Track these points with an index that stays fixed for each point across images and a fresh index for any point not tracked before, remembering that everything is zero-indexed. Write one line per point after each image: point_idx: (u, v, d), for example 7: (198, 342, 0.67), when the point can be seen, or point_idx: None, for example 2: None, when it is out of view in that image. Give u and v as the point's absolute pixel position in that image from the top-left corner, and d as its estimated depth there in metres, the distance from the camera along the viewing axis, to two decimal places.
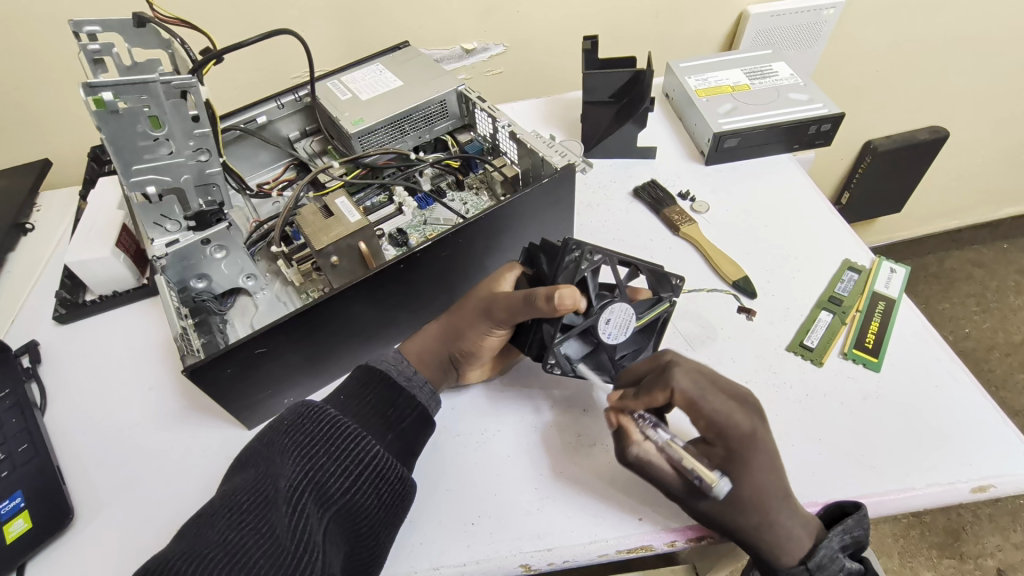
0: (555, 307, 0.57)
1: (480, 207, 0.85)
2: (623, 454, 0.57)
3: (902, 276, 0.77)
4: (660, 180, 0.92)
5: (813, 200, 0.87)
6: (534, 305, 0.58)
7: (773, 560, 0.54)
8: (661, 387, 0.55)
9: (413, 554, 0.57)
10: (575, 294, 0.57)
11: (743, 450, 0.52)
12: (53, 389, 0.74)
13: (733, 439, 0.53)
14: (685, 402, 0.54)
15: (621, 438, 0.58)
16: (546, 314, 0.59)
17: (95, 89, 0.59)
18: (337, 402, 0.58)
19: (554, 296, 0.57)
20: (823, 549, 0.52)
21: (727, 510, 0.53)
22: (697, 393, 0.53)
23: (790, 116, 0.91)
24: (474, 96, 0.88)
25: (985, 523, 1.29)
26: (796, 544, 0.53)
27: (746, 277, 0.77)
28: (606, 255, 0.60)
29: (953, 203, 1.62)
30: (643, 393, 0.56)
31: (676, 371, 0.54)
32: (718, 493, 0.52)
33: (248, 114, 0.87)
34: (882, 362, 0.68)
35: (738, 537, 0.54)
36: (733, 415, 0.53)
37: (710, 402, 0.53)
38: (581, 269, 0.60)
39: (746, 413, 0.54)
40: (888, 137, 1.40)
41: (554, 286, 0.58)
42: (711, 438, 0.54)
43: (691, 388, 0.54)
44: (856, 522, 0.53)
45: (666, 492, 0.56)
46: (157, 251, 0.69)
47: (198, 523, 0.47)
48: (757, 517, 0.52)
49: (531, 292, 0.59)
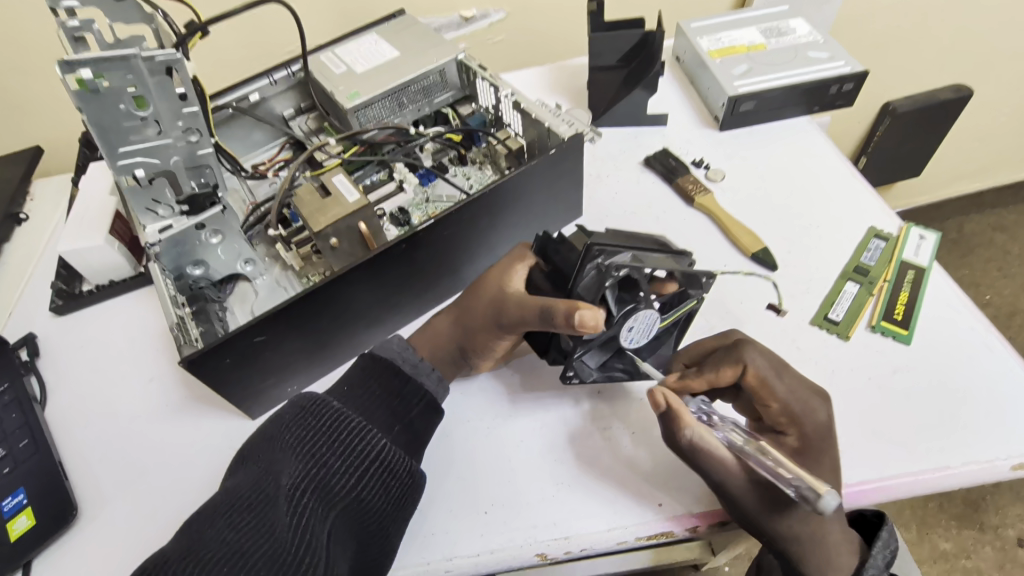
0: (575, 328, 0.53)
1: (484, 182, 0.81)
2: (677, 437, 0.53)
3: (932, 243, 0.74)
4: (673, 149, 0.87)
5: (835, 165, 0.83)
6: (553, 322, 0.54)
7: None
8: (732, 362, 0.54)
9: (425, 545, 0.55)
10: (597, 315, 0.52)
11: (817, 441, 0.53)
12: (52, 383, 0.72)
13: (807, 428, 0.54)
14: (758, 381, 0.54)
15: (672, 421, 0.54)
16: (564, 331, 0.55)
17: (72, 66, 0.55)
18: (341, 393, 0.56)
19: (573, 318, 0.52)
20: (870, 567, 0.52)
21: (780, 515, 0.51)
22: (773, 373, 0.54)
23: (810, 76, 0.86)
24: (475, 64, 0.83)
25: (1007, 494, 1.26)
26: (843, 558, 0.52)
27: (766, 249, 0.74)
28: (630, 263, 0.54)
29: (976, 165, 1.55)
30: (709, 371, 0.56)
31: (752, 349, 0.55)
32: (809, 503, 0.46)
33: (239, 91, 0.83)
34: (913, 334, 0.65)
35: (786, 548, 0.52)
36: (810, 399, 0.54)
37: (784, 382, 0.54)
38: (605, 284, 0.54)
39: (820, 403, 0.55)
40: (908, 98, 1.33)
41: (574, 303, 0.53)
42: (783, 424, 0.55)
43: (766, 369, 0.54)
44: (888, 535, 0.54)
45: (723, 486, 0.52)
46: (150, 237, 0.66)
47: (197, 521, 0.45)
48: (811, 523, 0.51)
49: (550, 307, 0.55)
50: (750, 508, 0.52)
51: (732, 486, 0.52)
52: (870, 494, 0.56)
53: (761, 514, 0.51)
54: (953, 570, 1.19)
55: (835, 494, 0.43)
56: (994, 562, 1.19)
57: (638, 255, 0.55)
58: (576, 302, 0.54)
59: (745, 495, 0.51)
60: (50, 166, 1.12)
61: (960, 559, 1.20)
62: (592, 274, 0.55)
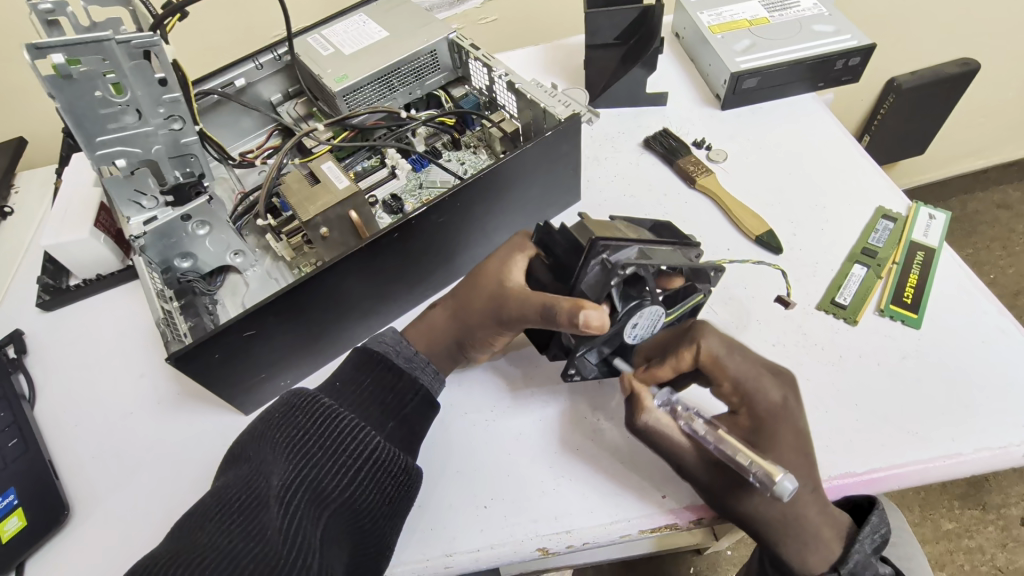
0: (579, 327, 0.51)
1: (478, 166, 0.79)
2: (633, 422, 0.54)
3: (940, 224, 0.72)
4: (673, 129, 0.84)
5: (841, 142, 0.81)
6: (556, 320, 0.52)
7: (797, 564, 0.51)
8: (687, 344, 0.54)
9: (424, 541, 0.54)
10: (602, 315, 0.51)
11: (772, 420, 0.51)
12: (41, 380, 0.70)
13: (760, 407, 0.51)
14: (711, 361, 0.53)
15: (632, 406, 0.55)
16: (567, 330, 0.53)
17: (43, 51, 0.52)
18: (332, 389, 0.55)
19: (578, 317, 0.51)
20: (856, 555, 0.50)
21: (745, 496, 0.50)
22: (724, 352, 0.53)
23: (814, 51, 0.83)
24: (467, 44, 0.80)
25: (1011, 474, 1.25)
26: (821, 542, 0.50)
27: (771, 231, 0.71)
28: (637, 264, 0.52)
29: (982, 141, 1.52)
30: (670, 356, 0.55)
31: (706, 331, 0.54)
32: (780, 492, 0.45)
33: (225, 76, 0.80)
34: (922, 318, 0.64)
35: (758, 529, 0.51)
36: (763, 378, 0.52)
37: (737, 361, 0.53)
38: (610, 282, 0.52)
39: (775, 381, 0.53)
40: (913, 73, 1.28)
41: (579, 301, 0.51)
42: (737, 404, 0.53)
43: (719, 348, 0.53)
44: (879, 519, 0.51)
45: (684, 471, 0.52)
46: (133, 229, 0.64)
47: (186, 525, 0.44)
48: (779, 506, 0.50)
49: (553, 304, 0.53)
50: (711, 490, 0.51)
51: (692, 469, 0.52)
52: (875, 481, 0.55)
53: (722, 496, 0.51)
54: (955, 550, 1.19)
55: (789, 479, 0.45)
56: (997, 541, 1.19)
57: (645, 251, 0.53)
58: (580, 300, 0.52)
59: (705, 478, 0.51)
60: (35, 158, 1.09)
61: (962, 539, 1.20)
62: (596, 270, 0.53)
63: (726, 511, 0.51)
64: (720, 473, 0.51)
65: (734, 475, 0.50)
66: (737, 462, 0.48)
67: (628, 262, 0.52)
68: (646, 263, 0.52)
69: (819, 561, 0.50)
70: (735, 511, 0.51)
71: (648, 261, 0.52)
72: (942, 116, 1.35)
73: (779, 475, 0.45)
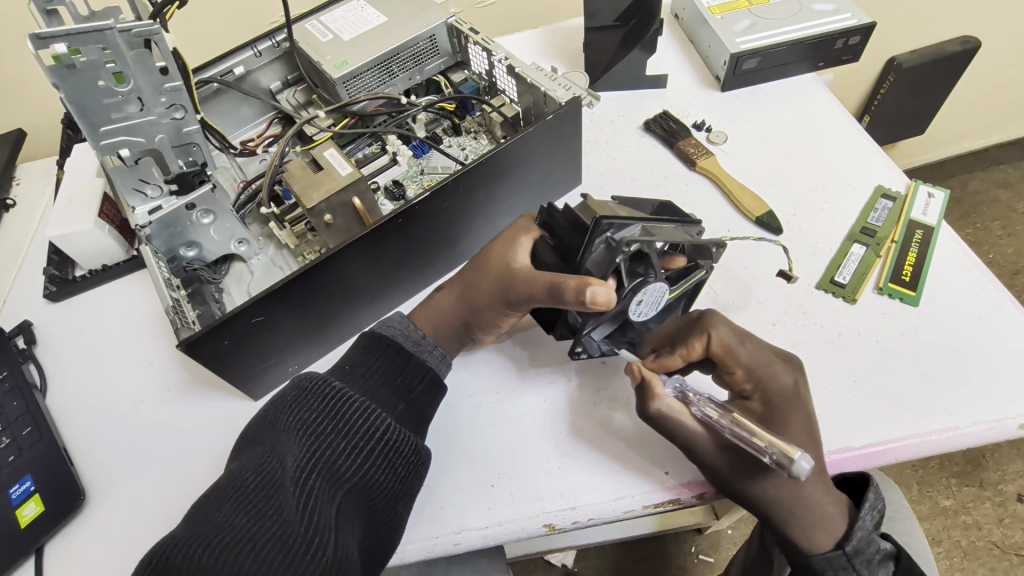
0: (586, 304, 0.52)
1: (479, 152, 0.79)
2: (646, 409, 0.53)
3: (940, 201, 0.73)
4: (673, 111, 0.84)
5: (840, 122, 0.81)
6: (563, 298, 0.53)
7: (808, 545, 0.52)
8: (697, 333, 0.54)
9: (434, 519, 0.55)
10: (609, 291, 0.52)
11: (784, 405, 0.52)
12: (51, 371, 0.71)
13: (771, 391, 0.53)
14: (723, 350, 0.54)
15: (643, 394, 0.54)
16: (574, 308, 0.54)
17: (46, 41, 0.52)
18: (342, 372, 0.56)
19: (585, 294, 0.51)
20: (857, 532, 0.51)
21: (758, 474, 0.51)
22: (737, 340, 0.53)
23: (814, 30, 0.83)
24: (466, 27, 0.80)
25: (1007, 451, 1.27)
26: (829, 522, 0.51)
27: (771, 213, 0.72)
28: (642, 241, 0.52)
29: (983, 120, 1.51)
30: (680, 347, 0.55)
31: (716, 320, 0.54)
32: (798, 471, 0.43)
33: (224, 64, 0.80)
34: (920, 295, 0.65)
35: (768, 511, 0.52)
36: (773, 364, 0.54)
37: (749, 349, 0.54)
38: (615, 259, 0.53)
39: (786, 368, 0.54)
40: (912, 52, 1.27)
41: (585, 279, 0.52)
42: (748, 391, 0.54)
43: (730, 337, 0.54)
44: (874, 496, 0.53)
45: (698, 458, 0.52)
46: (139, 219, 0.64)
47: (205, 503, 0.45)
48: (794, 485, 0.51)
49: (560, 283, 0.54)
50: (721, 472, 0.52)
51: (703, 453, 0.52)
52: (875, 455, 0.56)
53: (733, 477, 0.52)
54: (952, 525, 1.21)
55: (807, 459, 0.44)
56: (993, 517, 1.21)
57: (649, 229, 0.54)
58: (586, 278, 0.53)
59: (716, 460, 0.52)
60: (34, 149, 1.08)
61: (959, 515, 1.22)
62: (602, 248, 0.53)
63: (734, 492, 0.52)
64: (731, 456, 0.51)
65: (745, 459, 0.51)
66: (752, 445, 0.47)
67: (633, 239, 0.52)
68: (650, 240, 0.53)
69: (827, 539, 0.51)
70: (744, 493, 0.52)
71: (652, 237, 0.53)
72: (943, 95, 1.34)
73: (799, 455, 0.44)
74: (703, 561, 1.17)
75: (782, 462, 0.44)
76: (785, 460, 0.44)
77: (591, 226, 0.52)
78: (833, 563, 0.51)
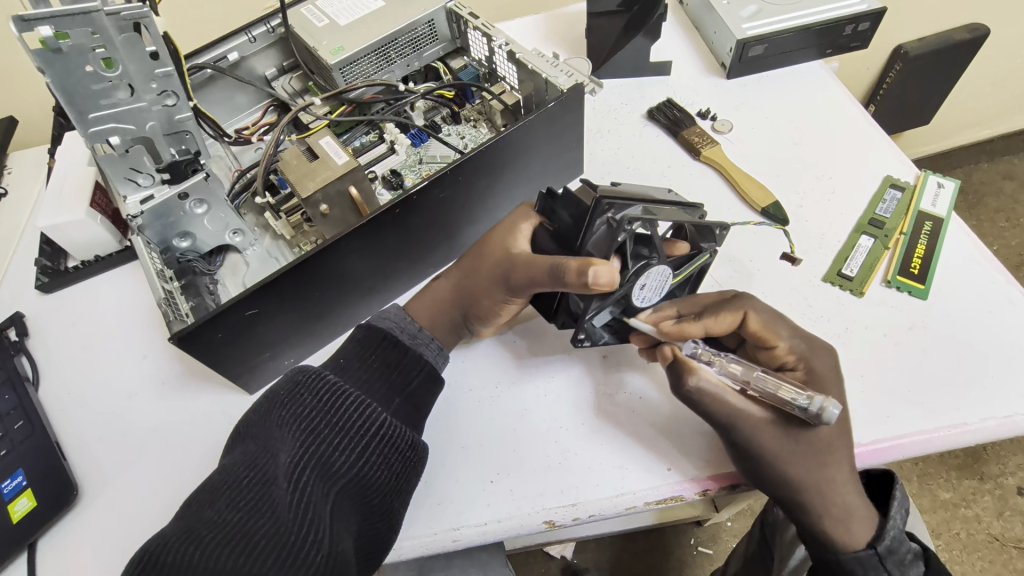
0: (587, 284, 0.50)
1: (479, 140, 0.78)
2: (682, 384, 0.52)
3: (949, 191, 0.72)
4: (677, 99, 0.82)
5: (848, 110, 0.79)
6: (564, 279, 0.52)
7: (838, 540, 0.51)
8: (730, 310, 0.55)
9: (432, 515, 0.54)
10: (611, 271, 0.50)
11: (822, 386, 0.52)
12: (44, 363, 0.70)
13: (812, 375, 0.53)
14: (757, 325, 0.54)
15: (679, 369, 0.53)
16: (576, 289, 0.52)
17: (30, 24, 0.50)
18: (337, 366, 0.54)
19: (587, 274, 0.50)
20: (890, 530, 0.51)
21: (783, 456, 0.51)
22: (773, 316, 0.54)
23: (822, 16, 0.81)
24: (466, 12, 0.78)
25: (1008, 444, 1.26)
26: (861, 512, 0.51)
27: (777, 203, 0.70)
28: (643, 219, 0.51)
29: (991, 109, 1.49)
30: (709, 315, 0.56)
31: (749, 297, 0.56)
32: (828, 418, 0.47)
33: (216, 50, 0.77)
34: (929, 288, 0.63)
35: (801, 501, 0.52)
36: (815, 340, 0.55)
37: (788, 325, 0.55)
38: (617, 239, 0.52)
39: (824, 350, 0.54)
40: (920, 39, 1.24)
41: (587, 260, 0.51)
42: (791, 363, 0.54)
43: (765, 314, 0.55)
44: (902, 494, 0.53)
45: (733, 430, 0.51)
46: (129, 209, 0.62)
47: (197, 501, 0.44)
48: (825, 470, 0.51)
49: (561, 264, 0.52)
50: (765, 451, 0.51)
51: (746, 429, 0.51)
52: (882, 451, 0.55)
53: (774, 461, 0.51)
54: (951, 519, 1.21)
55: (834, 404, 0.48)
56: (992, 510, 1.21)
57: (651, 208, 0.53)
58: (588, 259, 0.52)
59: (761, 434, 0.51)
60: (26, 138, 1.06)
61: (958, 509, 1.22)
62: (603, 229, 0.53)
63: (773, 480, 0.52)
64: (774, 430, 0.51)
65: (785, 423, 0.51)
66: (780, 398, 0.50)
67: (635, 218, 0.51)
68: (652, 219, 0.51)
69: (862, 534, 0.51)
70: (783, 478, 0.51)
71: (655, 216, 0.52)
72: (950, 84, 1.32)
73: (828, 401, 0.48)
74: (702, 554, 1.17)
75: (816, 409, 0.48)
76: (819, 407, 0.48)
77: (590, 205, 0.51)
78: (865, 562, 0.50)
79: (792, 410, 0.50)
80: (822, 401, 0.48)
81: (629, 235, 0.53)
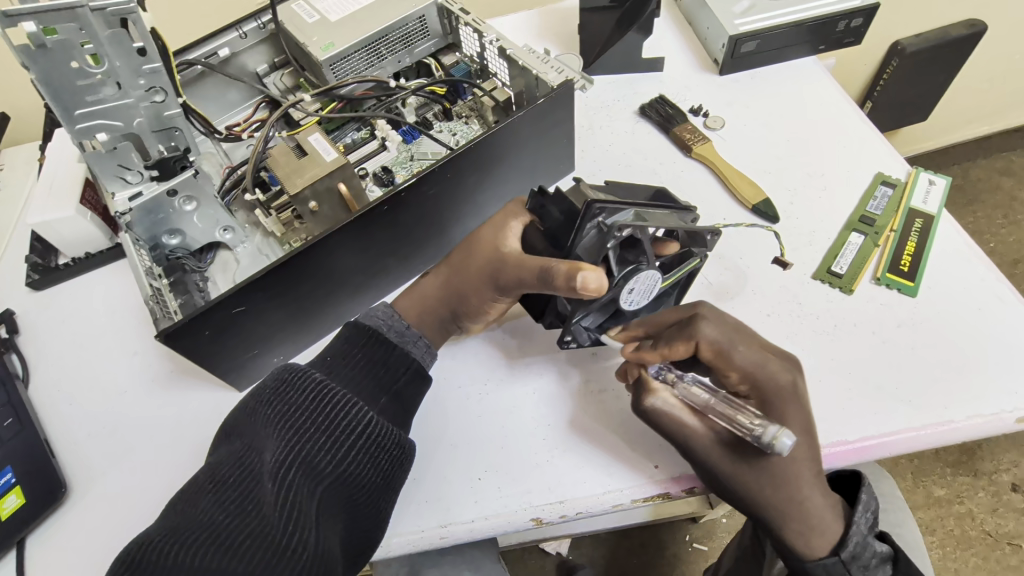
0: (575, 289, 0.50)
1: (470, 136, 0.78)
2: (641, 404, 0.53)
3: (940, 189, 0.72)
4: (670, 96, 0.82)
5: (840, 106, 0.79)
6: (552, 282, 0.52)
7: (802, 547, 0.51)
8: (682, 339, 0.53)
9: (418, 512, 0.55)
10: (600, 277, 0.50)
11: (797, 403, 0.51)
12: (34, 360, 0.70)
13: (782, 388, 0.51)
14: (713, 352, 0.52)
15: (639, 389, 0.54)
16: (564, 293, 0.52)
17: (13, 19, 0.50)
18: (323, 363, 0.54)
19: (576, 279, 0.50)
20: (854, 537, 0.50)
21: (757, 471, 0.50)
22: (726, 341, 0.52)
23: (814, 12, 0.81)
24: (457, 8, 0.77)
25: (1003, 441, 1.27)
26: (829, 524, 0.51)
27: (768, 201, 0.70)
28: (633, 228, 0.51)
29: (989, 106, 1.48)
30: (664, 344, 0.54)
31: (703, 322, 0.53)
32: (782, 448, 0.46)
33: (208, 46, 0.77)
34: (919, 286, 0.63)
35: (764, 514, 0.52)
36: (766, 360, 0.52)
37: (742, 349, 0.52)
38: (605, 245, 0.52)
39: (783, 364, 0.52)
40: (916, 36, 1.24)
41: (576, 264, 0.51)
42: (743, 391, 0.52)
43: (719, 338, 0.52)
44: (868, 496, 0.53)
45: (686, 447, 0.52)
46: (119, 206, 0.61)
47: (182, 499, 0.44)
48: (794, 489, 0.50)
49: (550, 268, 0.52)
50: (737, 462, 0.51)
51: (713, 440, 0.51)
52: (867, 449, 0.55)
53: (737, 474, 0.51)
54: (946, 515, 1.21)
55: (789, 434, 0.45)
56: (987, 506, 1.21)
57: (643, 215, 0.53)
58: (578, 262, 0.51)
59: (714, 452, 0.51)
60: (18, 133, 1.05)
61: (953, 505, 1.22)
62: (592, 234, 0.53)
63: (739, 487, 0.52)
64: (744, 444, 0.51)
65: (740, 451, 0.50)
66: (737, 427, 0.49)
67: (625, 224, 0.51)
68: (641, 225, 0.51)
69: (823, 544, 0.51)
70: (749, 488, 0.51)
71: (644, 224, 0.52)
72: (947, 81, 1.31)
73: (781, 431, 0.45)
74: (697, 550, 1.17)
75: (769, 438, 0.45)
76: (771, 437, 0.45)
77: (582, 207, 0.51)
78: (828, 568, 0.51)
79: (748, 439, 0.48)
80: (775, 431, 0.45)
81: (618, 241, 0.53)
